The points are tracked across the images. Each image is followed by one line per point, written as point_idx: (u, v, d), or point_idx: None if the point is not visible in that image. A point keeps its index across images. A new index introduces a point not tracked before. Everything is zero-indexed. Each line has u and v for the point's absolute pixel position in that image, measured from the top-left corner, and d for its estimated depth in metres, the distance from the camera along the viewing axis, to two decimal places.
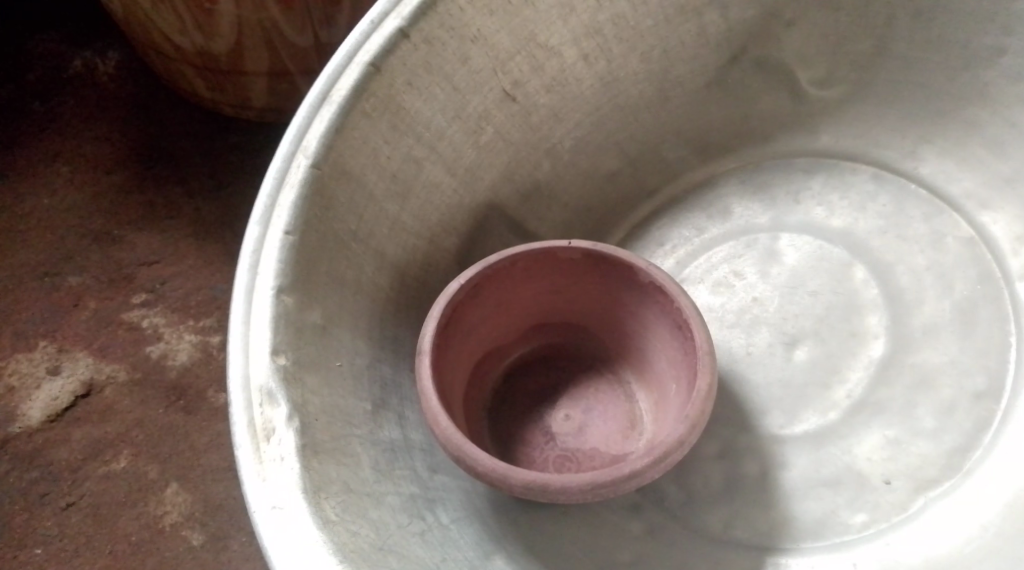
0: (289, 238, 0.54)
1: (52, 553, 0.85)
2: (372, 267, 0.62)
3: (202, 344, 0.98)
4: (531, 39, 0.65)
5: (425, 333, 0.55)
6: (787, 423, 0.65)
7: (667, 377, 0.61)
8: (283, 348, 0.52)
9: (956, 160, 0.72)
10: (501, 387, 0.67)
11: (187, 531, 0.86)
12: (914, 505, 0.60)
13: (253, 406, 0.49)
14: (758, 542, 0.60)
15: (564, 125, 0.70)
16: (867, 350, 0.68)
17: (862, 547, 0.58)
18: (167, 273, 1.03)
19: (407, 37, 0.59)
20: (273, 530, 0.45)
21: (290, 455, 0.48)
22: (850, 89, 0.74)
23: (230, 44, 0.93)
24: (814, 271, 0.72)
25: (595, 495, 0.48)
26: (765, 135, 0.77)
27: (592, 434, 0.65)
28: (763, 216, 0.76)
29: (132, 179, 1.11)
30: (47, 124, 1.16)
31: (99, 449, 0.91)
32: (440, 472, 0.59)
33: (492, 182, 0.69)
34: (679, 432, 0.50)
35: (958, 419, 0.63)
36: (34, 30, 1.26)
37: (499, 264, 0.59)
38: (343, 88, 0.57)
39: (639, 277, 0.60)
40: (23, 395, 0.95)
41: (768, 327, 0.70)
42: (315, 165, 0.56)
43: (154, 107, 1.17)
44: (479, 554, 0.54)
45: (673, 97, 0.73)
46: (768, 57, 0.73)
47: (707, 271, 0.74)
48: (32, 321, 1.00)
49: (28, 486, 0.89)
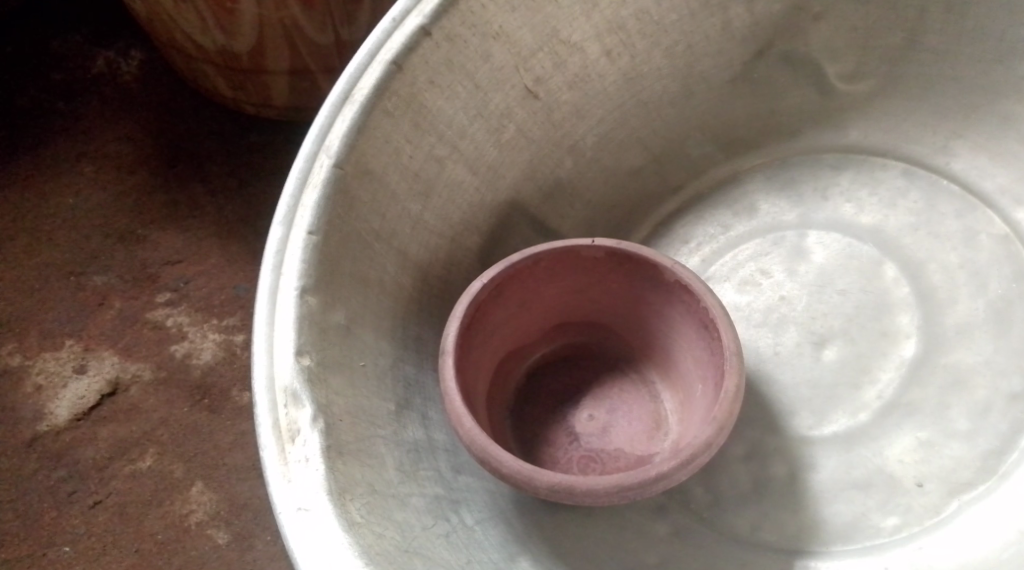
0: (312, 238, 0.54)
1: (80, 551, 0.86)
2: (395, 267, 0.61)
3: (226, 343, 0.99)
4: (553, 34, 0.64)
5: (448, 333, 0.54)
6: (816, 424, 0.64)
7: (693, 377, 0.61)
8: (308, 349, 0.52)
9: (989, 155, 0.71)
10: (524, 388, 0.67)
11: (213, 530, 0.87)
12: (948, 509, 0.58)
13: (277, 407, 0.49)
14: (787, 545, 0.59)
15: (587, 122, 0.70)
16: (898, 350, 0.66)
17: (894, 550, 0.57)
18: (190, 272, 1.04)
19: (429, 35, 0.59)
20: (299, 532, 0.44)
21: (315, 457, 0.48)
22: (878, 82, 0.73)
23: (252, 43, 0.93)
24: (843, 269, 0.71)
25: (621, 498, 0.48)
26: (792, 131, 0.76)
27: (617, 434, 0.64)
28: (790, 213, 0.75)
29: (155, 178, 1.12)
30: (71, 124, 1.18)
31: (125, 448, 0.92)
32: (464, 473, 0.59)
33: (514, 181, 0.68)
34: (707, 433, 0.49)
35: (993, 421, 0.62)
36: (58, 30, 1.27)
37: (522, 263, 0.58)
38: (365, 87, 0.57)
39: (664, 275, 0.59)
40: (50, 394, 0.96)
41: (795, 326, 0.69)
42: (338, 165, 0.56)
43: (176, 106, 1.18)
44: (504, 557, 0.54)
45: (697, 93, 0.72)
46: (794, 51, 0.72)
47: (733, 269, 0.73)
48: (58, 320, 1.01)
49: (56, 484, 0.90)
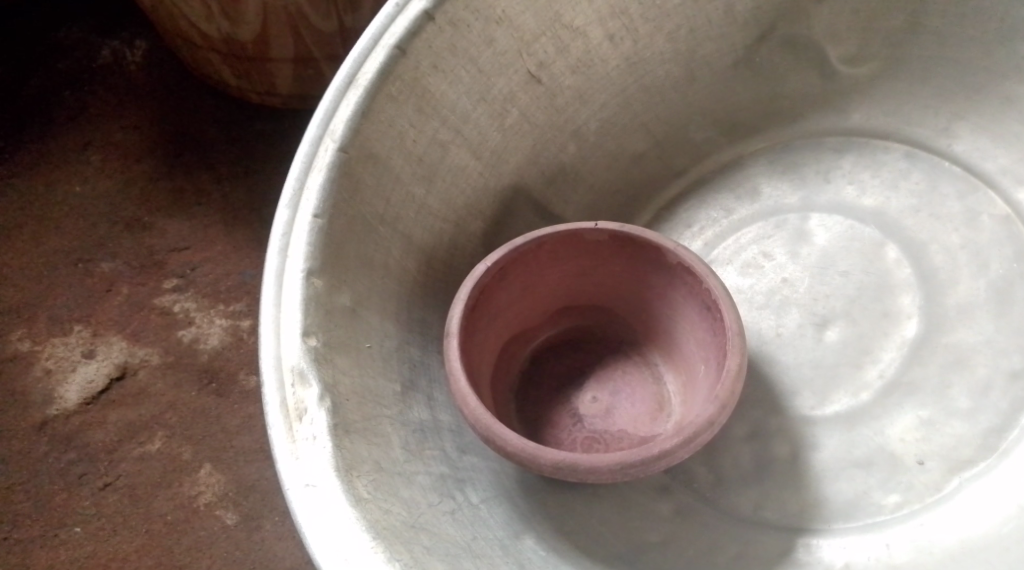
0: (318, 221, 0.55)
1: (91, 532, 0.87)
2: (400, 250, 0.62)
3: (233, 329, 0.99)
4: (556, 19, 0.65)
5: (452, 315, 0.55)
6: (818, 404, 0.65)
7: (696, 358, 0.61)
8: (314, 329, 0.52)
9: (991, 137, 0.71)
10: (528, 370, 0.67)
11: (221, 512, 0.88)
12: (949, 486, 0.59)
13: (285, 387, 0.50)
14: (789, 523, 0.60)
15: (590, 107, 0.70)
16: (900, 330, 0.67)
17: (895, 527, 0.58)
18: (196, 259, 1.04)
19: (433, 19, 0.59)
20: (307, 507, 0.45)
21: (323, 435, 0.48)
22: (881, 65, 0.73)
23: (256, 31, 0.93)
24: (845, 251, 0.71)
25: (624, 475, 0.48)
26: (794, 114, 0.76)
27: (620, 416, 0.65)
28: (792, 196, 0.75)
29: (161, 166, 1.12)
30: (77, 113, 1.18)
31: (134, 431, 0.93)
32: (469, 453, 0.59)
33: (517, 165, 0.69)
34: (710, 411, 0.50)
35: (993, 399, 0.62)
36: (64, 21, 1.28)
37: (526, 246, 0.59)
38: (370, 71, 0.57)
39: (667, 258, 0.59)
40: (59, 378, 0.97)
41: (797, 308, 0.70)
42: (342, 149, 0.56)
43: (181, 95, 1.19)
44: (509, 534, 0.55)
45: (700, 77, 0.72)
46: (796, 35, 0.72)
47: (736, 252, 0.74)
48: (67, 306, 1.02)
49: (66, 467, 0.91)
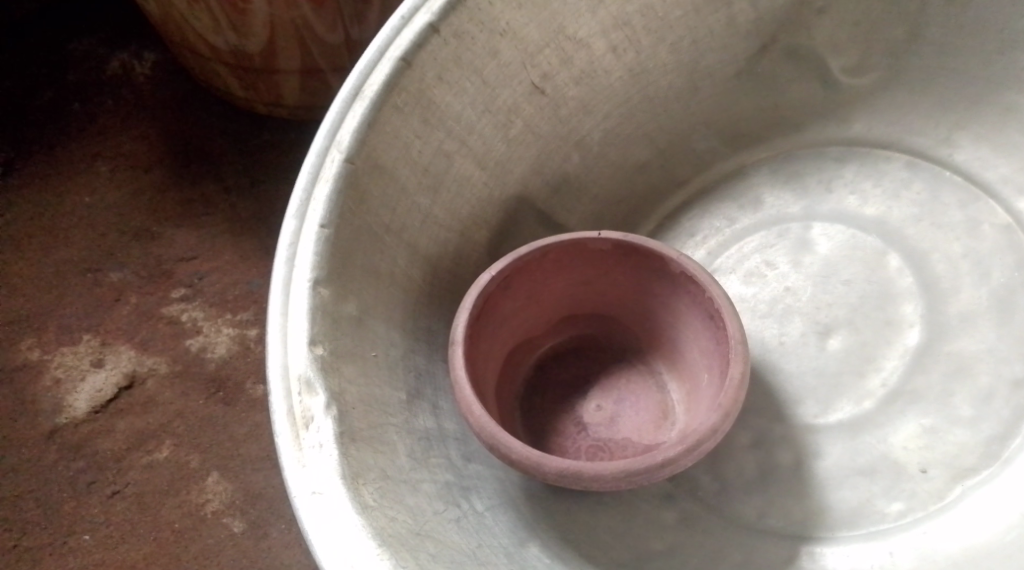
0: (324, 230, 0.55)
1: (99, 540, 0.88)
2: (405, 260, 0.63)
3: (240, 338, 1.00)
4: (560, 31, 0.65)
5: (457, 324, 0.56)
6: (821, 412, 0.65)
7: (700, 367, 0.62)
8: (321, 338, 0.53)
9: (992, 146, 0.71)
10: (532, 378, 0.68)
11: (228, 519, 0.88)
12: (952, 494, 0.59)
13: (292, 395, 0.51)
14: (794, 531, 0.60)
15: (593, 117, 0.71)
16: (902, 339, 0.67)
17: (899, 535, 0.58)
18: (204, 268, 1.05)
19: (437, 32, 0.60)
20: (314, 515, 0.46)
21: (329, 443, 0.49)
22: (881, 76, 0.73)
23: (263, 43, 0.94)
24: (847, 260, 0.72)
25: (628, 482, 0.49)
26: (796, 124, 0.76)
27: (624, 423, 0.65)
28: (794, 206, 0.75)
29: (169, 176, 1.14)
30: (87, 125, 1.20)
31: (142, 439, 0.94)
32: (474, 461, 0.60)
33: (521, 175, 0.69)
34: (713, 419, 0.50)
35: (996, 407, 0.62)
36: (74, 34, 1.29)
37: (530, 255, 0.59)
38: (376, 83, 0.58)
39: (670, 267, 0.60)
40: (68, 387, 0.98)
41: (800, 316, 0.70)
42: (349, 159, 0.57)
43: (189, 106, 1.20)
44: (514, 541, 0.55)
45: (701, 88, 0.73)
46: (797, 46, 0.72)
47: (739, 261, 0.74)
48: (76, 315, 1.03)
49: (75, 475, 0.92)
